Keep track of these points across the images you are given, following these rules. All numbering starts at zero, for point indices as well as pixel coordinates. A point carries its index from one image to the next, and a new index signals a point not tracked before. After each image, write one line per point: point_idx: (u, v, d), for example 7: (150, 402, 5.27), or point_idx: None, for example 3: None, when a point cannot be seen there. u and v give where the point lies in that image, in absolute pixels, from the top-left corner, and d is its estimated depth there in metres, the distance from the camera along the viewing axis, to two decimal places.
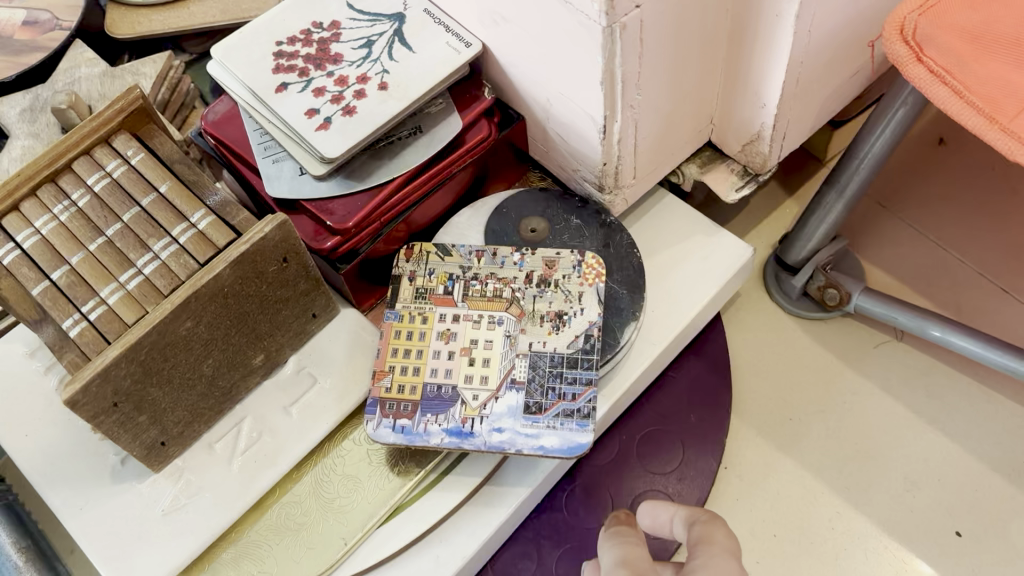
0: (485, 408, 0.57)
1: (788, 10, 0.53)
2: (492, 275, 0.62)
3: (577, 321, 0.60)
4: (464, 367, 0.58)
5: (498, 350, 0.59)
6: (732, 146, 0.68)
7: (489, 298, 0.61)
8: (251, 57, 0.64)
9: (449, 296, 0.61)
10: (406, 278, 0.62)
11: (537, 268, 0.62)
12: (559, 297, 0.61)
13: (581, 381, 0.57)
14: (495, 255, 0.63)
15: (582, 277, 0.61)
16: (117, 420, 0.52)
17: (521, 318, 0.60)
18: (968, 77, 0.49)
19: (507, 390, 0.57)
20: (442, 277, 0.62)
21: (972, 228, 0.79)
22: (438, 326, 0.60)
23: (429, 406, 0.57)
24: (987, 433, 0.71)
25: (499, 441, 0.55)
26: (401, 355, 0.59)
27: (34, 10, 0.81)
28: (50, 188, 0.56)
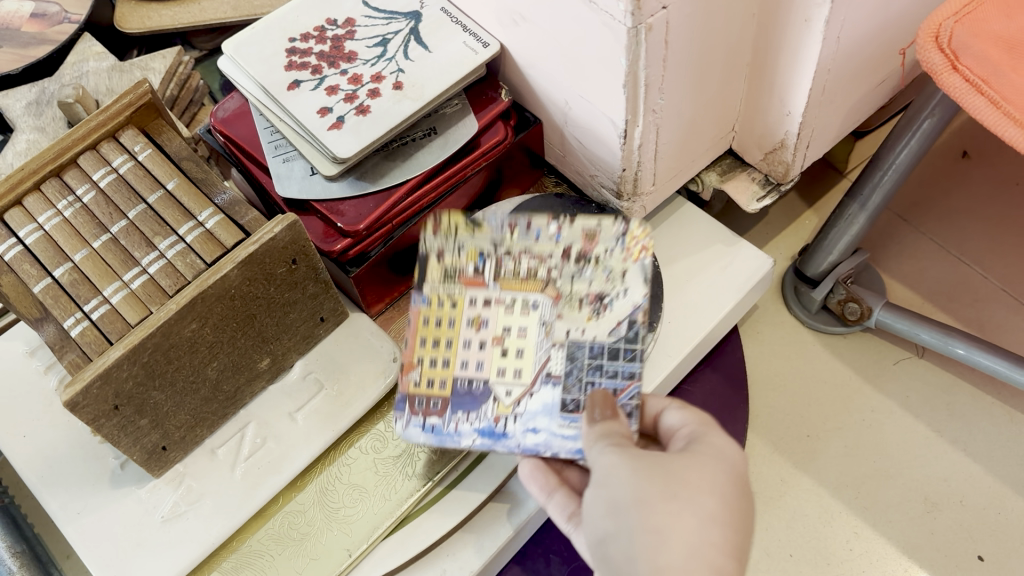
0: (520, 406, 0.53)
1: (818, 16, 0.51)
2: (526, 252, 0.54)
3: (619, 304, 0.54)
4: (496, 359, 0.54)
5: (534, 339, 0.54)
6: (754, 154, 0.67)
7: (521, 279, 0.54)
8: (263, 53, 0.62)
9: (478, 279, 0.55)
10: (433, 255, 0.55)
11: (575, 242, 0.54)
12: (599, 277, 0.54)
13: (623, 374, 0.53)
14: (530, 227, 0.54)
15: (626, 251, 0.54)
16: (118, 423, 0.51)
17: (557, 301, 0.54)
18: (1005, 88, 0.47)
19: (542, 383, 0.53)
20: (472, 253, 0.55)
21: (995, 244, 0.78)
22: (468, 313, 0.55)
23: (460, 403, 0.54)
24: (1010, 454, 0.69)
25: (534, 444, 0.52)
26: (427, 343, 0.55)
27: (43, 3, 0.80)
28: (54, 183, 0.54)
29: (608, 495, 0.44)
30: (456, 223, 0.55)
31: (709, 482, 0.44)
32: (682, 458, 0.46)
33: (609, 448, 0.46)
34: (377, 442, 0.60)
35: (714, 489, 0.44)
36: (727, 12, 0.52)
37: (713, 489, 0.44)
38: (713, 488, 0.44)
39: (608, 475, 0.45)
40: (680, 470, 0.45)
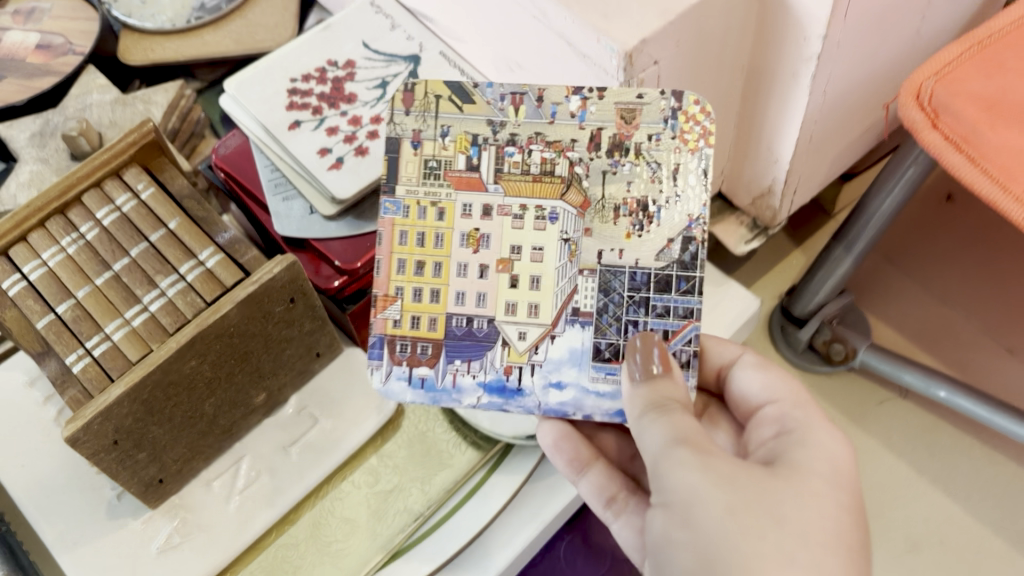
0: (538, 353, 0.49)
1: (805, 71, 0.53)
2: (540, 138, 0.48)
3: (668, 214, 0.48)
4: (505, 290, 0.49)
5: (553, 263, 0.48)
6: (742, 198, 0.68)
7: (537, 180, 0.48)
8: (264, 93, 0.64)
9: (475, 176, 0.48)
10: (409, 143, 0.48)
11: (609, 124, 0.47)
12: (644, 176, 0.48)
13: (678, 312, 0.48)
14: (541, 101, 0.47)
15: (680, 139, 0.47)
16: (117, 457, 0.52)
17: (583, 209, 0.48)
18: (983, 146, 0.49)
19: (566, 324, 0.49)
20: (462, 141, 0.48)
21: (977, 286, 0.80)
22: (463, 227, 0.48)
23: (456, 350, 0.49)
24: (988, 496, 0.71)
25: (559, 403, 0.49)
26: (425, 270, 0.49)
27: (48, 34, 0.81)
28: (59, 219, 0.56)
29: (697, 544, 0.40)
30: (442, 102, 0.48)
31: (820, 532, 0.41)
32: (786, 490, 0.42)
33: (695, 471, 0.41)
34: (370, 476, 0.62)
35: (830, 542, 0.41)
36: (722, 33, 0.52)
37: (828, 543, 0.41)
38: (830, 541, 0.41)
39: (697, 514, 0.41)
40: (785, 510, 0.41)
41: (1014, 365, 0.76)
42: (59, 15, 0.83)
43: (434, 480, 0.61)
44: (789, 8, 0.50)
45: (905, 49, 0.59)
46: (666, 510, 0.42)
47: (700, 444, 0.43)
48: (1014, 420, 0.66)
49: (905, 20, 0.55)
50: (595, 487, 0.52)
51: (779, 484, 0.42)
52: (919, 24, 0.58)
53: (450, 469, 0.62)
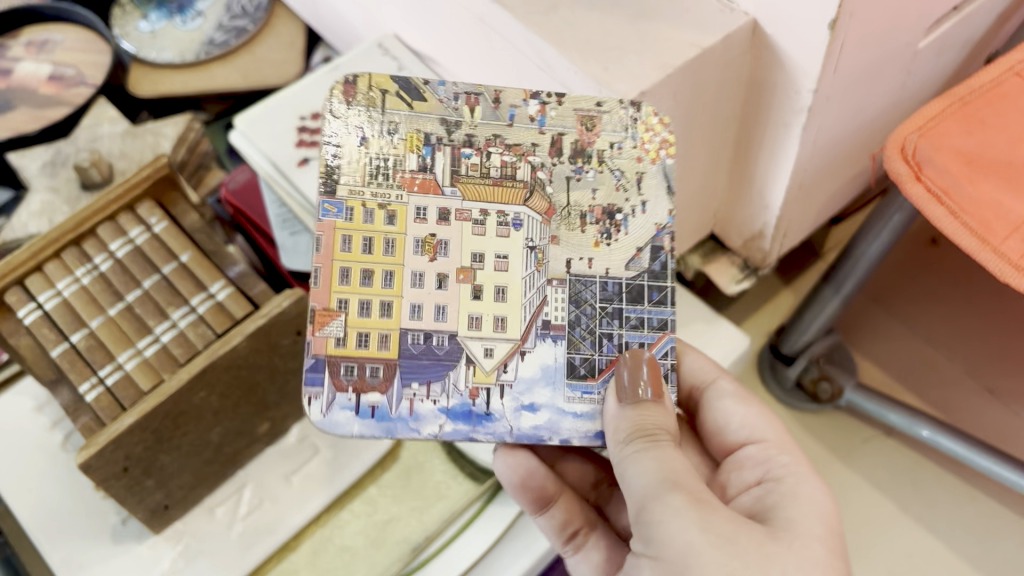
0: (507, 372, 0.46)
1: (796, 121, 0.55)
2: (498, 141, 0.47)
3: (635, 223, 0.47)
4: (467, 302, 0.46)
5: (519, 273, 0.46)
6: (733, 240, 0.71)
7: (498, 185, 0.46)
8: (275, 131, 0.66)
9: (429, 179, 0.46)
10: (354, 139, 0.46)
11: (570, 129, 0.47)
12: (608, 184, 0.47)
13: (652, 323, 0.47)
14: (499, 103, 0.47)
15: (642, 148, 0.48)
16: (125, 484, 0.53)
17: (548, 215, 0.47)
18: (963, 200, 0.51)
19: (536, 339, 0.46)
20: (412, 140, 0.46)
21: (962, 328, 0.82)
22: (417, 232, 0.46)
23: (411, 371, 0.45)
24: (969, 533, 0.73)
25: (534, 427, 0.45)
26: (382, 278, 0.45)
27: (60, 66, 0.83)
28: (74, 251, 0.57)
29: None
30: (388, 98, 0.47)
31: None
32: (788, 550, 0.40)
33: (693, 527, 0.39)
34: (368, 505, 0.63)
35: None
36: (716, 83, 0.54)
37: None
38: None
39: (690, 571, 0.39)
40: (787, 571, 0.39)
41: (995, 404, 0.78)
42: (71, 47, 0.85)
43: (431, 510, 0.62)
44: (781, 63, 0.53)
45: (891, 101, 0.62)
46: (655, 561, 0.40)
47: (697, 493, 0.41)
48: (993, 459, 0.68)
49: (892, 75, 0.58)
50: (554, 524, 0.53)
51: (778, 544, 0.40)
52: (905, 78, 0.60)
53: (446, 500, 0.63)
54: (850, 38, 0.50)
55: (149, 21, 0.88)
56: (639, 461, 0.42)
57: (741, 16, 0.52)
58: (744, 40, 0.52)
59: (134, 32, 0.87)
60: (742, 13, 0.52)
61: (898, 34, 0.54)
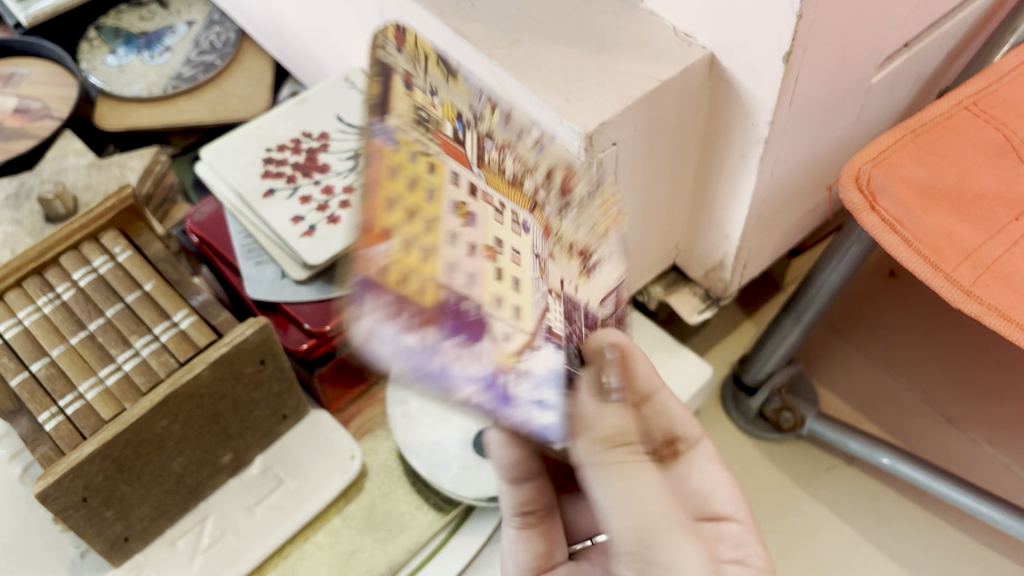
0: (520, 365, 0.33)
1: (754, 153, 0.57)
2: (510, 147, 0.38)
3: (608, 269, 0.41)
4: (488, 284, 0.30)
5: (532, 272, 0.33)
6: (696, 272, 0.73)
7: (513, 184, 0.36)
8: (241, 162, 0.67)
9: (460, 150, 0.34)
10: (400, 82, 0.34)
11: (398, 74, 0.34)
12: (589, 222, 0.41)
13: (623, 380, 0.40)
14: (513, 119, 0.39)
15: (604, 208, 0.43)
16: (85, 514, 0.52)
17: (549, 238, 0.37)
18: (916, 228, 0.52)
19: (546, 343, 0.33)
20: (450, 110, 0.35)
21: (919, 359, 0.84)
22: (453, 191, 0.31)
23: (454, 329, 0.29)
24: (931, 559, 0.74)
25: (539, 424, 0.35)
26: (389, 146, 0.30)
27: (25, 99, 0.83)
28: (36, 281, 0.57)
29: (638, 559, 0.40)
30: (431, 63, 0.37)
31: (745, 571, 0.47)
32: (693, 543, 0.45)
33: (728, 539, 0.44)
34: (333, 536, 0.63)
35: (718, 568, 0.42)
36: (675, 117, 0.55)
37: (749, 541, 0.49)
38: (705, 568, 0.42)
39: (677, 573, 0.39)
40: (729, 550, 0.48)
41: (954, 432, 0.80)
42: (38, 81, 0.84)
43: (395, 541, 0.63)
44: (738, 96, 0.54)
45: (845, 135, 0.63)
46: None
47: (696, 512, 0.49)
48: (953, 486, 0.69)
49: (845, 109, 0.60)
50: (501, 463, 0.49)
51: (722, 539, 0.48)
52: (859, 112, 0.62)
53: (412, 529, 0.63)
54: (803, 71, 0.51)
55: (117, 55, 0.88)
56: (605, 484, 0.39)
57: (698, 49, 0.53)
58: (701, 72, 0.54)
59: (101, 66, 0.87)
60: (700, 47, 0.53)
61: (850, 69, 0.56)
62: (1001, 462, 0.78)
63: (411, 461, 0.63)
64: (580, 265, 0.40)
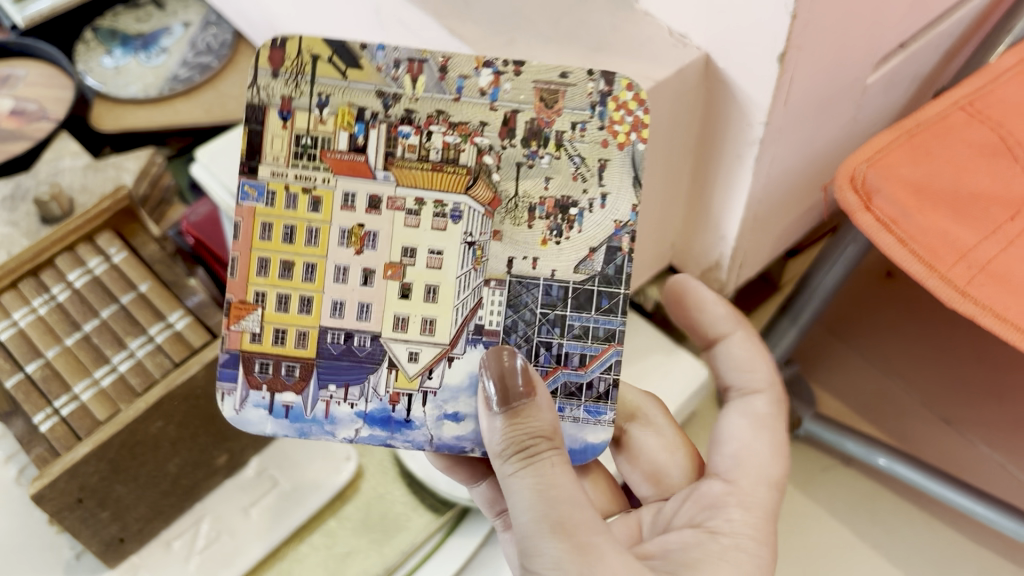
0: (432, 379, 0.46)
1: (749, 154, 0.56)
2: (443, 118, 0.44)
3: (592, 220, 0.45)
4: (394, 301, 0.46)
5: (453, 272, 0.45)
6: (691, 272, 0.73)
7: (437, 169, 0.44)
8: (237, 163, 0.67)
9: (360, 160, 0.44)
10: (277, 112, 0.43)
11: (273, 105, 0.43)
12: (564, 172, 0.44)
13: (598, 334, 0.46)
14: (445, 73, 0.43)
15: (610, 133, 0.44)
16: (80, 515, 0.52)
17: (492, 207, 0.45)
18: (912, 229, 0.52)
19: (466, 345, 0.46)
20: (344, 115, 0.43)
21: (915, 360, 0.84)
22: (344, 223, 0.45)
23: (331, 374, 0.46)
24: (927, 559, 0.74)
25: (455, 437, 0.46)
26: (265, 203, 0.44)
27: (22, 100, 0.83)
28: (31, 282, 0.57)
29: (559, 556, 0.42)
30: (319, 64, 0.43)
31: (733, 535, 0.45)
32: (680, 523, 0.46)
33: (737, 510, 0.45)
34: (328, 537, 0.63)
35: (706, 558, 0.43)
36: (670, 119, 0.55)
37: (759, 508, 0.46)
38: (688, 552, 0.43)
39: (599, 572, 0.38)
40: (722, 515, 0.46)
41: (950, 434, 0.80)
42: (34, 83, 0.84)
43: (391, 542, 0.63)
44: (734, 96, 0.54)
45: (841, 135, 0.63)
46: (728, 485, 0.47)
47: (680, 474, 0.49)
48: (950, 486, 0.69)
49: (841, 109, 0.60)
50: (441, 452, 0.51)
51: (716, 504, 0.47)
52: (856, 112, 0.62)
53: (408, 530, 0.63)
54: (799, 72, 0.51)
55: (113, 57, 0.88)
56: (518, 483, 0.40)
57: (693, 50, 0.53)
58: (696, 73, 0.54)
59: (97, 68, 0.87)
60: (695, 47, 0.53)
61: (847, 69, 0.56)
62: (997, 463, 0.79)
63: (409, 464, 0.64)
64: (554, 229, 0.45)
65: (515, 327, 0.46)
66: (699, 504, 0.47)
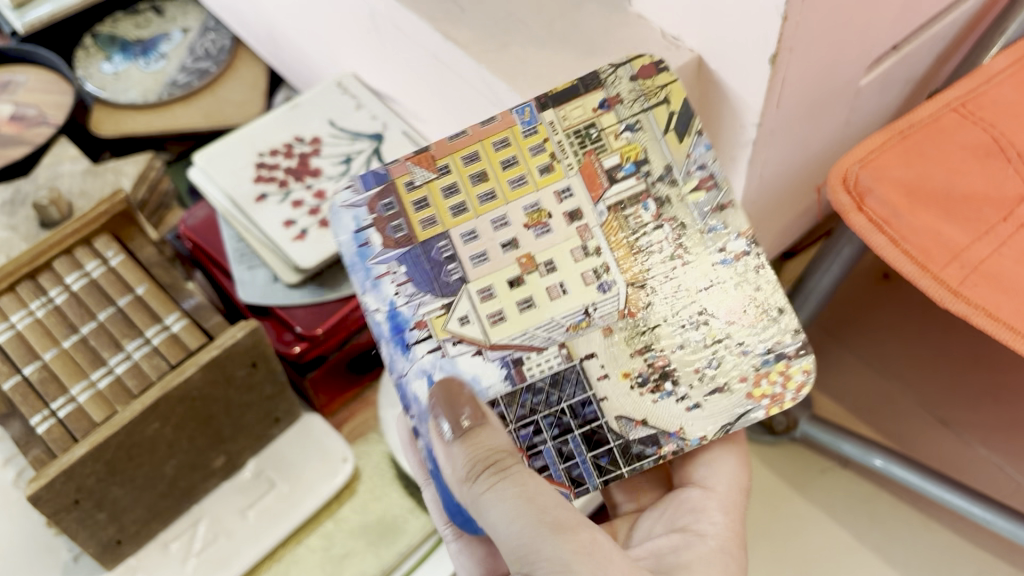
0: (454, 346, 0.44)
1: (744, 155, 0.57)
2: (675, 222, 0.45)
3: (670, 409, 0.44)
4: (504, 281, 0.45)
5: (553, 314, 0.45)
6: None
7: (634, 250, 0.45)
8: (234, 166, 0.67)
9: (601, 181, 0.46)
10: (602, 99, 0.46)
11: (605, 92, 0.46)
12: (695, 355, 0.44)
13: (574, 471, 0.44)
14: (720, 208, 0.45)
15: (754, 377, 0.44)
16: (77, 517, 0.53)
17: (629, 315, 0.45)
18: (904, 228, 0.52)
19: (497, 360, 0.44)
20: (629, 150, 0.46)
21: (911, 361, 0.85)
22: (542, 199, 0.46)
23: (412, 261, 0.45)
24: (925, 560, 0.74)
25: (417, 396, 0.44)
26: (523, 130, 0.46)
27: (22, 106, 0.83)
28: (28, 284, 0.57)
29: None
30: (663, 108, 0.45)
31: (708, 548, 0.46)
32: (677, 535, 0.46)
33: (718, 513, 0.47)
34: (326, 539, 0.64)
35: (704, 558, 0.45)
36: None
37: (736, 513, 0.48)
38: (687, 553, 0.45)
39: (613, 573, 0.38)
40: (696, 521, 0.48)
41: (948, 436, 0.80)
42: (34, 88, 0.85)
43: (389, 545, 0.64)
44: (726, 97, 0.54)
45: (835, 136, 0.64)
46: (707, 491, 0.48)
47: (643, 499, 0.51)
48: (946, 487, 0.69)
49: (834, 110, 0.60)
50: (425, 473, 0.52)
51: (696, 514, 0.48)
52: (849, 114, 0.62)
53: (406, 534, 0.64)
54: (791, 74, 0.51)
55: (112, 63, 0.89)
56: (496, 498, 0.40)
57: (686, 51, 0.53)
58: (689, 74, 0.54)
59: (97, 73, 0.87)
60: (688, 49, 0.53)
61: (839, 71, 0.56)
62: (995, 464, 0.79)
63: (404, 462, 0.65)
64: (642, 377, 0.44)
65: (533, 392, 0.44)
66: (679, 508, 0.49)
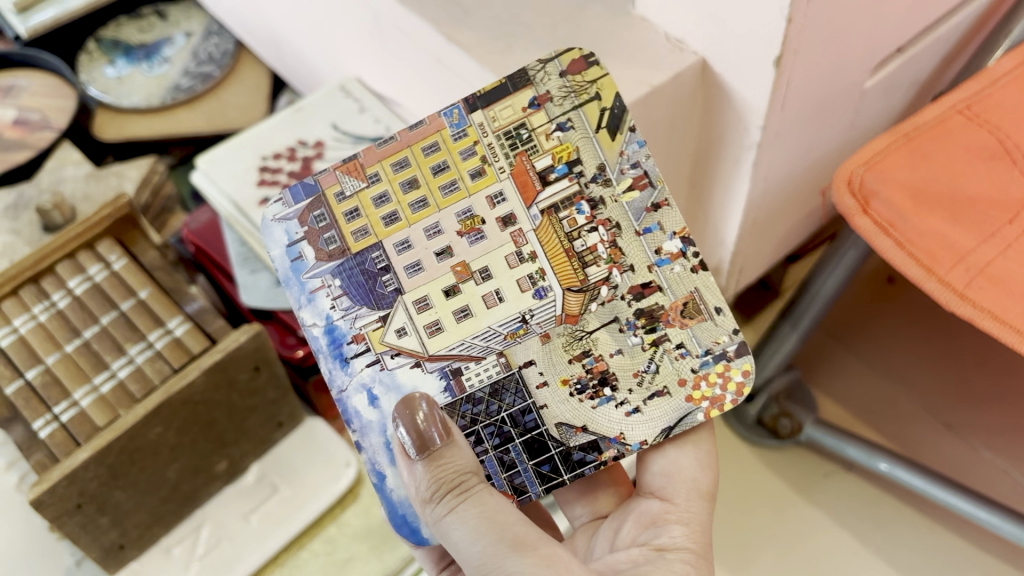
0: (393, 359, 0.46)
1: (747, 158, 0.56)
2: (608, 224, 0.46)
3: (611, 414, 0.45)
4: (438, 287, 0.46)
5: (490, 321, 0.46)
6: None
7: (570, 256, 0.46)
8: (237, 171, 0.67)
9: (535, 182, 0.46)
10: (530, 96, 0.46)
11: (535, 91, 0.46)
12: (634, 361, 0.46)
13: (515, 479, 0.46)
14: (654, 209, 0.46)
15: (691, 383, 0.45)
16: (79, 522, 0.52)
17: (566, 320, 0.46)
18: (909, 232, 0.52)
19: (437, 371, 0.46)
20: (562, 151, 0.46)
21: (916, 366, 0.84)
22: (476, 204, 0.46)
23: (347, 273, 0.46)
24: (930, 564, 0.74)
25: (358, 409, 0.46)
26: (451, 134, 0.46)
27: (25, 110, 0.83)
28: (31, 288, 0.57)
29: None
30: (594, 105, 0.46)
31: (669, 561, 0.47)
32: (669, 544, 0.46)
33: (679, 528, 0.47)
34: (328, 544, 0.64)
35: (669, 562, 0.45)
36: (665, 129, 0.56)
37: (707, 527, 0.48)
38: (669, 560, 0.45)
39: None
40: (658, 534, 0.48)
41: (952, 440, 0.80)
42: (37, 93, 0.84)
43: (390, 549, 0.63)
44: (730, 100, 0.54)
45: (840, 139, 0.64)
46: (666, 503, 0.48)
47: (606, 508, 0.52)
48: (952, 491, 0.69)
49: (838, 113, 0.60)
50: None
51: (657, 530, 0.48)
52: (854, 116, 0.62)
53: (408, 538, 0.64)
54: (796, 75, 0.51)
55: (115, 67, 0.89)
56: (458, 518, 0.40)
57: (690, 54, 0.53)
58: (692, 78, 0.53)
59: (100, 78, 0.87)
60: (691, 52, 0.53)
61: (843, 73, 0.56)
62: (1000, 468, 0.78)
63: None
64: (580, 384, 0.46)
65: (474, 403, 0.46)
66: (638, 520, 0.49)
